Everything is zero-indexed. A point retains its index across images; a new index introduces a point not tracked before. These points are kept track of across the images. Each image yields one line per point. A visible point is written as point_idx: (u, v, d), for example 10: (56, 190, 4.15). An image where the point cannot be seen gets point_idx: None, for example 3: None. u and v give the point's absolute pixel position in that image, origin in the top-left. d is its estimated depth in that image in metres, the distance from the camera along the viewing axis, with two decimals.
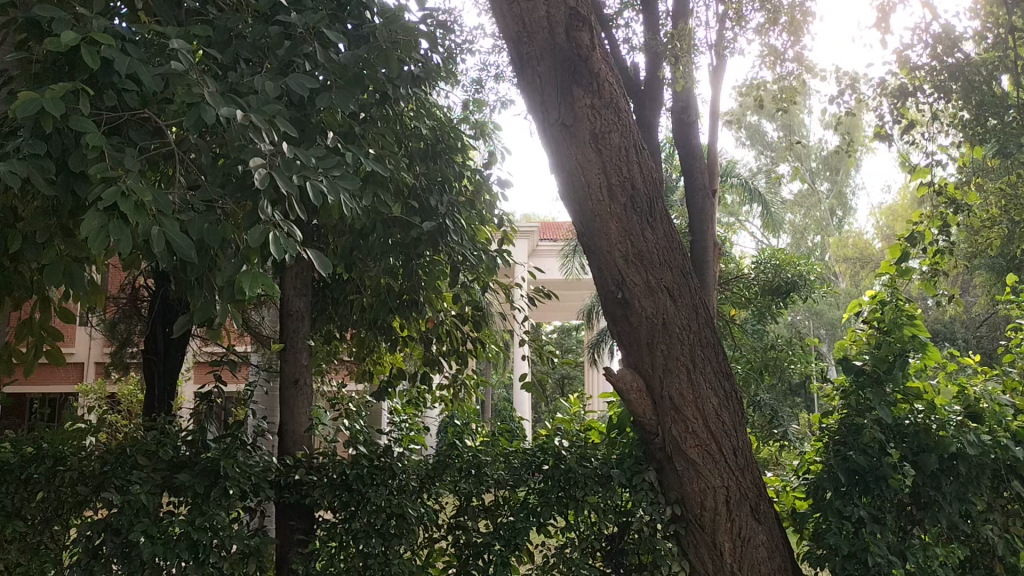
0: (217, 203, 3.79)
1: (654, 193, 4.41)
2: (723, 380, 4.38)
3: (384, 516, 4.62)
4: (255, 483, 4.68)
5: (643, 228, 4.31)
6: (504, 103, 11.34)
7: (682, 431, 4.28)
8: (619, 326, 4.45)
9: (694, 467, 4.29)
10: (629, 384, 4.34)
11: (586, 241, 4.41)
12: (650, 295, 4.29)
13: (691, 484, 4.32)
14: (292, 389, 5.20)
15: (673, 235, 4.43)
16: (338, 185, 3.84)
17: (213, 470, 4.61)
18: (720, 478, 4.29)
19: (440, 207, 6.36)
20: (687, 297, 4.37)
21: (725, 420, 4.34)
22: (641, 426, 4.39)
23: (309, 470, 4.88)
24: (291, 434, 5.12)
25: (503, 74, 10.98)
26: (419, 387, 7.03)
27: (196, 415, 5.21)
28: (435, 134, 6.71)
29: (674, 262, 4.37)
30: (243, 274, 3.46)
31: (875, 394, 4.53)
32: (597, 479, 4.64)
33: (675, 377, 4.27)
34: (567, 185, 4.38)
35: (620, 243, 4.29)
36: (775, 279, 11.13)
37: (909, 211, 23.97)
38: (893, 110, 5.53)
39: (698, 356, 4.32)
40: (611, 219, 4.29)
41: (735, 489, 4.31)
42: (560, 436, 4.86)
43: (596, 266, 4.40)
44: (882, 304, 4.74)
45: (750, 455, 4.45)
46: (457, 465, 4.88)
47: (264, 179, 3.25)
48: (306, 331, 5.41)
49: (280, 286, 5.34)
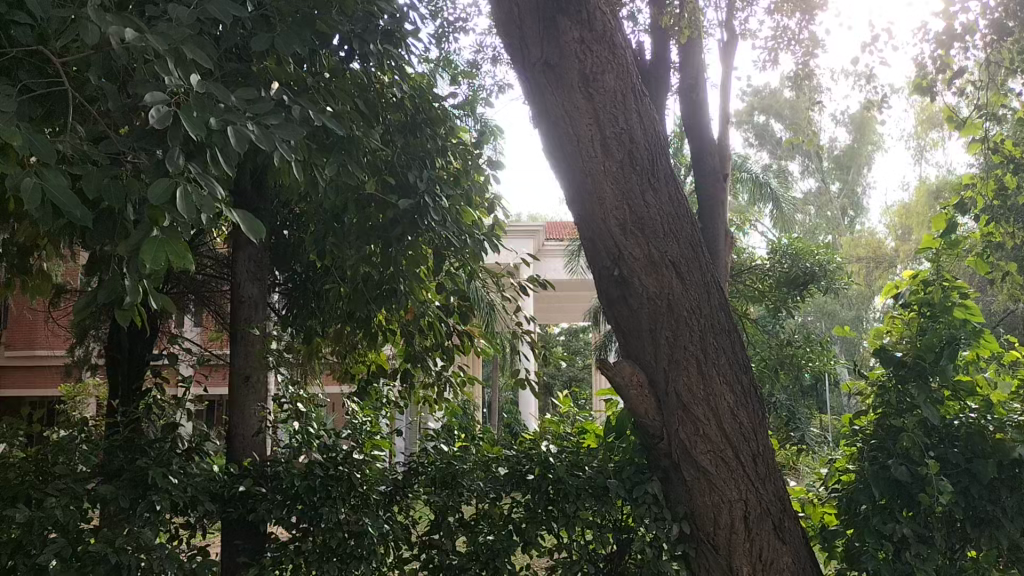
0: (124, 157, 3.12)
1: (657, 149, 3.72)
2: (740, 373, 3.70)
3: (341, 535, 3.95)
4: (192, 496, 4.06)
5: (644, 190, 3.63)
6: (503, 88, 10.72)
7: (691, 434, 3.59)
8: (616, 310, 3.78)
9: (704, 478, 3.61)
10: (629, 378, 3.68)
11: (576, 207, 3.74)
12: (653, 271, 3.60)
13: (702, 497, 3.63)
14: (241, 387, 4.53)
15: (681, 200, 3.73)
16: (274, 136, 3.19)
17: (142, 481, 4.00)
18: (736, 489, 3.61)
19: (420, 183, 5.66)
20: (697, 274, 3.68)
21: (742, 423, 3.65)
22: (644, 429, 3.73)
23: (257, 481, 4.23)
24: (240, 439, 4.47)
25: (501, 56, 10.36)
26: (400, 386, 6.35)
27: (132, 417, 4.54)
28: (415, 103, 6.03)
29: (681, 233, 3.68)
30: (146, 240, 2.81)
31: (919, 390, 3.83)
32: (592, 492, 3.93)
33: (682, 371, 3.59)
34: (553, 140, 3.72)
35: (616, 208, 3.61)
36: (793, 269, 10.50)
37: (924, 208, 23.17)
38: (937, 57, 4.73)
39: (710, 344, 3.63)
40: (604, 180, 3.62)
41: (755, 503, 3.63)
42: (548, 440, 4.16)
43: (589, 236, 3.73)
44: (926, 285, 4.04)
45: (772, 462, 3.76)
46: (431, 474, 4.21)
47: (164, 118, 2.72)
48: (262, 320, 4.74)
49: (230, 269, 4.69)
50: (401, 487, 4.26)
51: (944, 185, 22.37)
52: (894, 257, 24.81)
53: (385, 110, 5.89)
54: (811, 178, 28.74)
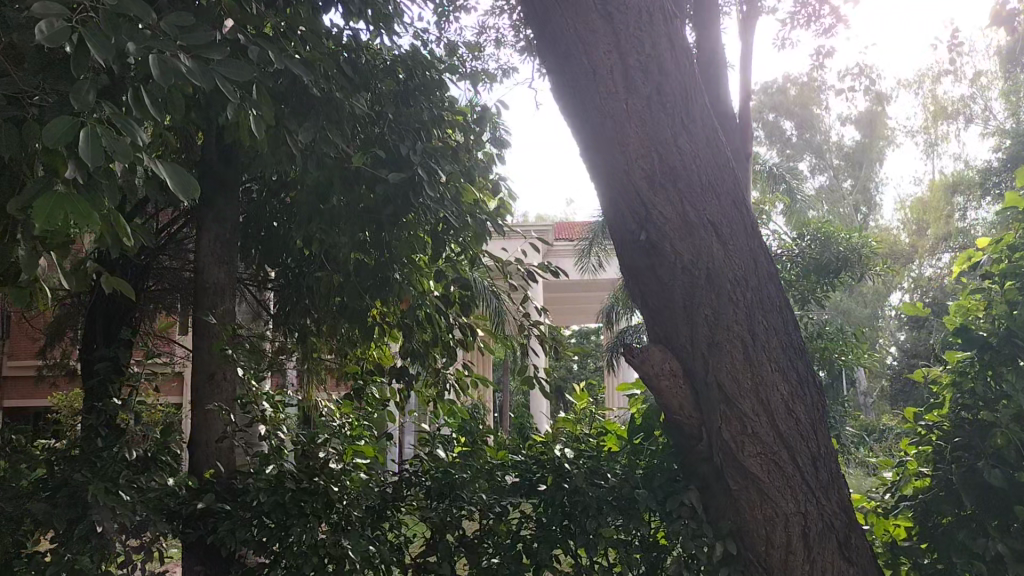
0: (26, 96, 2.50)
1: (693, 93, 3.13)
2: (796, 358, 3.05)
3: (318, 560, 3.31)
4: (143, 516, 3.43)
5: (676, 138, 3.04)
6: (507, 76, 10.10)
7: (737, 433, 2.93)
8: (643, 283, 3.16)
9: (753, 488, 2.96)
10: (663, 365, 3.04)
11: (594, 163, 3.16)
12: (687, 233, 3.00)
13: (752, 510, 2.98)
14: (205, 386, 3.87)
15: (722, 152, 3.11)
16: (215, 70, 2.58)
17: (82, 498, 3.38)
18: (793, 501, 2.96)
19: (413, 156, 5.01)
20: (742, 240, 3.05)
21: (800, 419, 3.00)
22: (679, 428, 3.09)
23: (221, 496, 3.58)
24: (203, 447, 3.85)
25: (505, 42, 9.75)
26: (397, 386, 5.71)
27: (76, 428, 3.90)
28: (408, 70, 5.40)
29: (721, 190, 3.06)
30: (44, 196, 2.22)
31: (1012, 377, 3.19)
32: (618, 505, 3.29)
33: (725, 356, 2.95)
34: (566, 85, 3.17)
35: (641, 160, 3.03)
36: (821, 255, 10.17)
37: (945, 198, 22.38)
38: None
39: (758, 321, 2.99)
40: (628, 126, 3.05)
41: (817, 516, 2.98)
42: (564, 443, 3.48)
43: (609, 193, 3.14)
44: (1012, 251, 3.39)
45: (836, 466, 3.11)
46: (427, 486, 3.60)
47: (57, 37, 2.13)
48: (230, 309, 4.13)
49: (192, 252, 4.10)
50: (388, 501, 3.61)
51: (964, 178, 21.76)
52: (912, 252, 24.14)
53: (375, 77, 5.26)
54: (823, 174, 28.04)
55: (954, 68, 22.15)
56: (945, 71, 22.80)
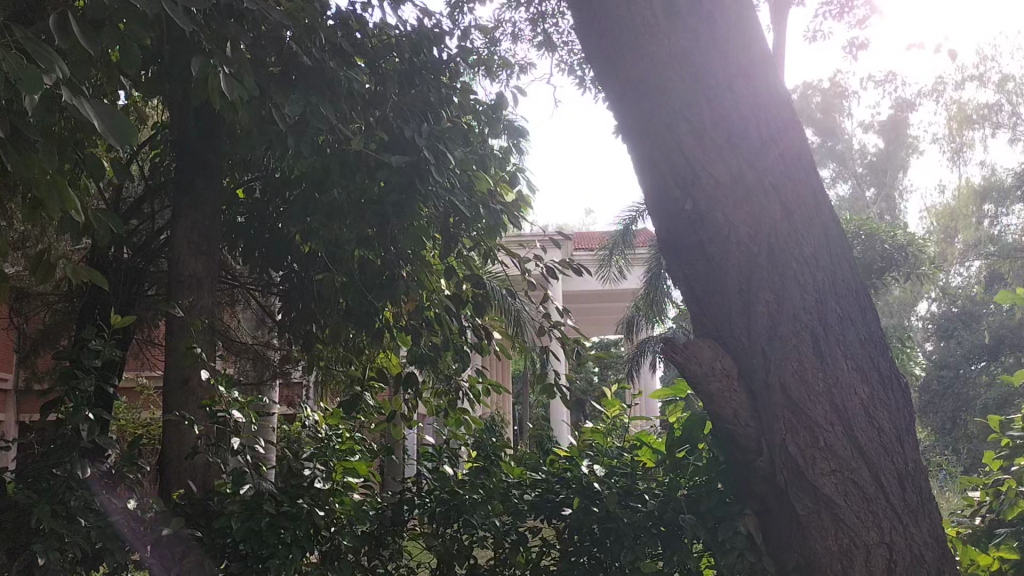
0: None
1: (753, 40, 2.66)
2: (878, 353, 2.50)
3: None
4: (100, 545, 2.91)
5: (730, 88, 2.57)
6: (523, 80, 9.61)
7: (807, 447, 2.41)
8: (685, 266, 2.64)
9: (827, 512, 2.42)
10: (714, 363, 2.50)
11: (631, 121, 2.71)
12: (743, 199, 2.50)
13: (824, 540, 2.44)
14: (178, 393, 3.36)
15: (787, 108, 2.61)
16: None
17: (28, 524, 2.89)
18: (876, 529, 2.41)
19: (420, 137, 4.46)
20: (811, 208, 2.54)
21: (884, 430, 2.45)
22: (734, 440, 2.54)
23: (193, 521, 3.10)
24: (174, 463, 3.34)
25: (519, 42, 9.27)
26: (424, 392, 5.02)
27: (27, 447, 3.31)
28: (415, 50, 4.89)
29: (786, 150, 2.55)
30: None
31: None
32: (658, 533, 2.75)
33: (789, 351, 2.44)
34: (601, 37, 2.76)
35: (688, 115, 2.58)
36: None
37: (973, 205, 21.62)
38: None
39: (831, 307, 2.46)
40: (672, 76, 2.62)
41: (905, 548, 2.42)
42: (591, 459, 2.94)
43: (647, 155, 2.67)
44: None
45: (927, 486, 2.54)
46: (431, 508, 3.07)
47: None
48: (209, 306, 3.63)
49: (167, 241, 3.62)
50: (390, 526, 3.08)
51: (994, 183, 21.01)
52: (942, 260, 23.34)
53: (378, 56, 4.75)
54: (847, 182, 27.34)
55: (978, 72, 21.51)
56: (969, 75, 22.11)
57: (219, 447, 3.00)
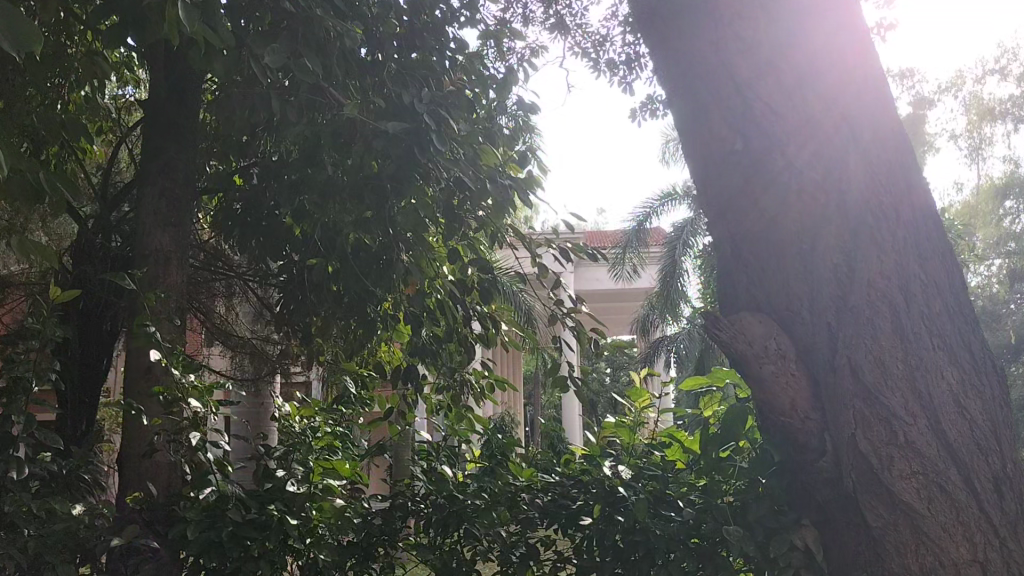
0: None
1: None
2: (970, 333, 2.07)
3: None
4: (35, 559, 2.46)
5: (788, 23, 2.28)
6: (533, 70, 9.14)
7: (880, 444, 1.97)
8: (730, 223, 2.32)
9: (906, 526, 1.97)
10: (767, 344, 2.12)
11: (675, 77, 2.48)
12: (800, 144, 2.20)
13: (902, 557, 1.98)
14: (135, 384, 2.89)
15: (862, 37, 2.27)
16: None
17: None
18: (966, 545, 1.94)
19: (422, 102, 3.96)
20: (888, 160, 2.16)
21: (976, 425, 1.99)
22: (789, 435, 2.11)
23: (150, 530, 2.67)
24: (133, 462, 2.91)
25: (530, 28, 8.78)
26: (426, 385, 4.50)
27: None
28: (419, 11, 4.39)
29: (859, 81, 2.22)
30: None
31: None
32: (696, 547, 2.29)
33: (857, 323, 2.04)
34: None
35: (738, 57, 2.32)
36: None
37: (994, 202, 21.00)
38: None
39: (913, 273, 2.06)
40: (720, 17, 2.37)
41: (1004, 570, 1.94)
42: (615, 459, 2.49)
43: (693, 100, 2.41)
44: None
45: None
46: (426, 516, 2.65)
47: None
48: (179, 286, 3.19)
49: (132, 211, 3.19)
50: (379, 537, 2.64)
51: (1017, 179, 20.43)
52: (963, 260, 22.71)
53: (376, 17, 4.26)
54: None
55: (1001, 66, 20.90)
56: (991, 69, 21.50)
57: (179, 446, 2.55)
